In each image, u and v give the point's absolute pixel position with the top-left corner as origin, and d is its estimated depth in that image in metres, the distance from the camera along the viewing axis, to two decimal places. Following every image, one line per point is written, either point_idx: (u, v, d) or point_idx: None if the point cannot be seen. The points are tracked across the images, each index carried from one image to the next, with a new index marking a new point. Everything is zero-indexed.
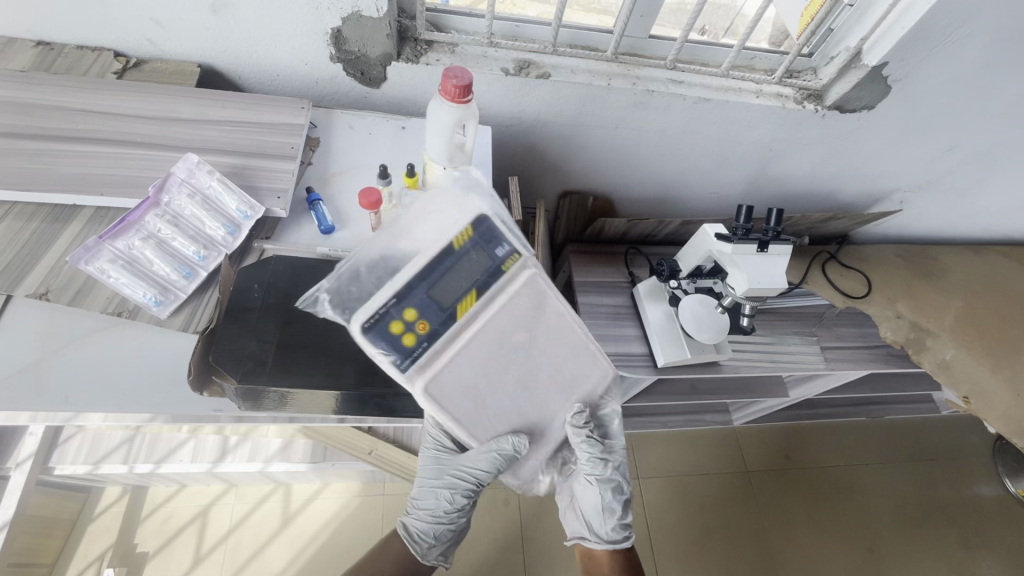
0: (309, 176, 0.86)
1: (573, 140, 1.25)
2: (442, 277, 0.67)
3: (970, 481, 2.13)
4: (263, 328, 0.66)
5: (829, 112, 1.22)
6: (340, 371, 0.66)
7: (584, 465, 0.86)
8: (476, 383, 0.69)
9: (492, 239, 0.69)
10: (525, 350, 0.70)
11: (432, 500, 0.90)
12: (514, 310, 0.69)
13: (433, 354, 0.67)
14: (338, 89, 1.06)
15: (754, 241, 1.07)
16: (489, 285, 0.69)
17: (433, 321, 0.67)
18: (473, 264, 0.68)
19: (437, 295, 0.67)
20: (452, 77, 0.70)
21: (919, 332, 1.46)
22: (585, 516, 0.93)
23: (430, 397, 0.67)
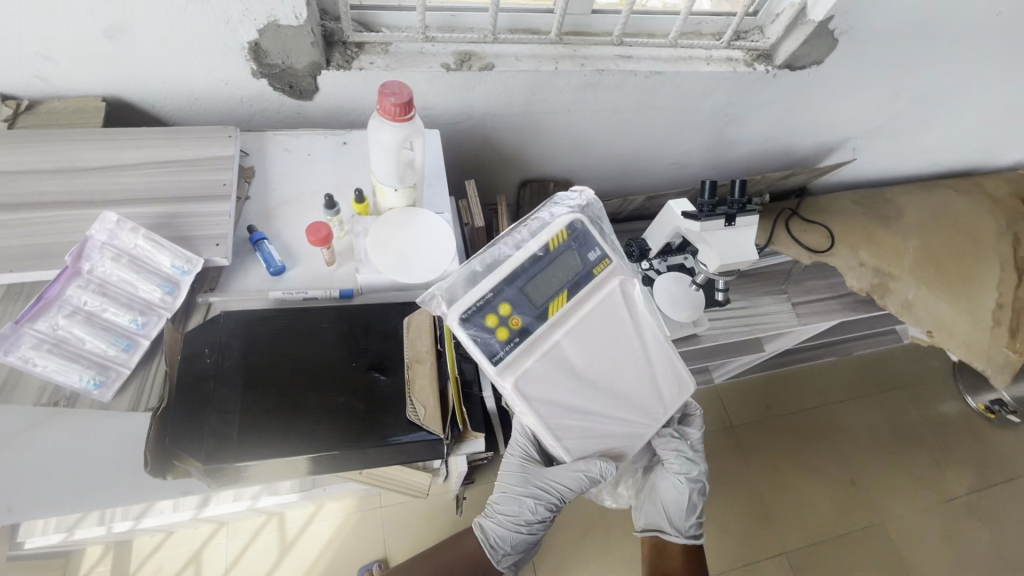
0: (249, 213, 0.79)
1: (526, 130, 1.19)
2: (537, 277, 0.71)
3: (936, 402, 2.26)
4: (223, 397, 0.61)
5: (780, 71, 1.20)
6: (314, 431, 0.61)
7: (672, 463, 0.97)
8: (566, 381, 0.72)
9: (585, 244, 0.74)
10: (614, 352, 0.74)
11: (510, 508, 0.91)
12: (607, 311, 0.73)
13: (524, 350, 0.70)
14: (267, 106, 0.97)
15: (721, 216, 1.06)
16: (580, 287, 0.73)
17: (524, 318, 0.70)
18: (567, 266, 0.73)
19: (532, 293, 0.71)
20: (390, 94, 0.63)
21: (882, 276, 1.50)
22: (669, 517, 0.99)
23: (517, 391, 0.70)
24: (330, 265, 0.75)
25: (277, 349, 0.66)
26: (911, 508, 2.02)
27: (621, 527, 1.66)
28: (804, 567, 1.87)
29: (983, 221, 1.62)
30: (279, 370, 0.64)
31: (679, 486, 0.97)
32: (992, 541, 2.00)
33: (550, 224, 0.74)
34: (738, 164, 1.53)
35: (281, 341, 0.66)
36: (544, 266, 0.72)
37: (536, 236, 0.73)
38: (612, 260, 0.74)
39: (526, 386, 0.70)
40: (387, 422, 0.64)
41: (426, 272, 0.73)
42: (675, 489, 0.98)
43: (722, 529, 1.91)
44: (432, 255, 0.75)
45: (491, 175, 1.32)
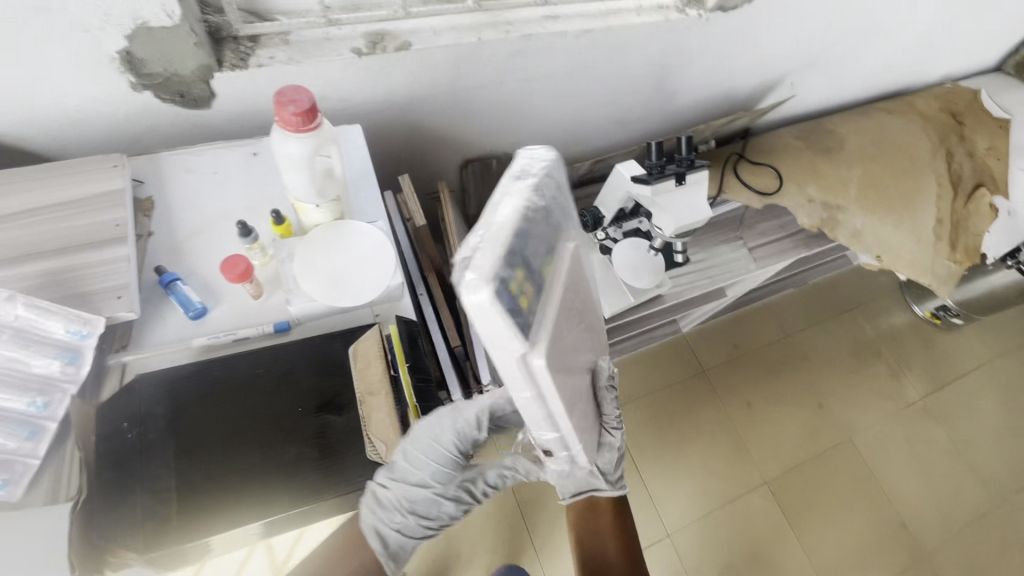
0: (154, 250, 0.69)
1: (458, 109, 1.11)
2: (544, 236, 0.57)
3: (887, 315, 2.37)
4: (152, 474, 0.59)
5: (713, 14, 1.14)
6: (262, 495, 0.59)
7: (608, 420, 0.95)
8: (567, 358, 0.61)
9: (556, 201, 0.62)
10: (579, 326, 0.68)
11: (415, 494, 0.74)
12: (577, 277, 0.68)
13: (549, 328, 0.53)
14: (157, 122, 0.85)
15: (672, 176, 1.01)
16: (565, 254, 0.63)
17: (545, 292, 0.55)
18: (556, 229, 0.61)
19: (538, 255, 0.54)
20: (288, 102, 0.54)
21: (832, 210, 1.52)
22: (598, 472, 0.99)
23: (554, 380, 0.53)
24: (258, 299, 0.68)
25: (208, 408, 0.62)
26: (875, 419, 2.14)
27: None
28: (784, 492, 1.97)
29: (918, 140, 1.64)
30: (214, 431, 0.61)
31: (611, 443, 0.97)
32: (947, 437, 2.16)
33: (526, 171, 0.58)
34: (681, 114, 1.48)
35: (211, 399, 0.62)
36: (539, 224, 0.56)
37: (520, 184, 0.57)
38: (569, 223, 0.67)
39: (560, 370, 0.55)
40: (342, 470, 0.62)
41: (365, 292, 0.67)
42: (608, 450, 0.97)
43: (706, 474, 1.95)
44: (369, 271, 0.68)
45: (427, 161, 1.23)
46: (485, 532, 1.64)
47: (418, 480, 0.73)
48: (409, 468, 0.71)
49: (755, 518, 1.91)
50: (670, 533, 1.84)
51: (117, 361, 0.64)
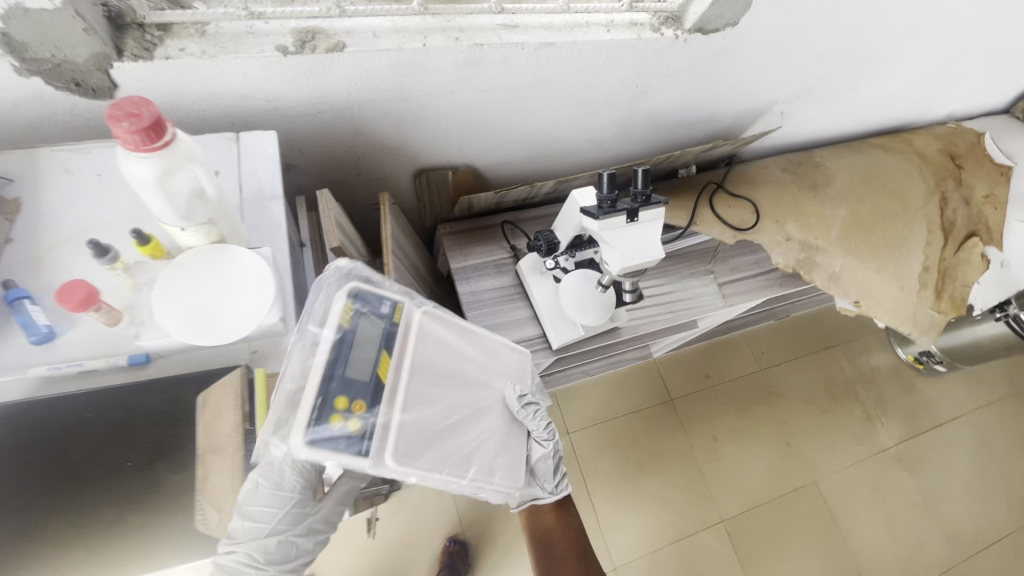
0: (10, 260, 0.63)
1: (407, 117, 1.03)
2: (352, 354, 0.69)
3: (868, 355, 2.28)
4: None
5: (691, 35, 1.05)
6: (61, 559, 0.58)
7: (540, 433, 0.91)
8: (431, 426, 0.72)
9: (372, 303, 0.73)
10: (449, 380, 0.78)
11: (269, 541, 0.67)
12: (425, 344, 0.76)
13: (384, 426, 0.67)
14: (54, 109, 0.77)
15: (622, 212, 0.93)
16: (393, 339, 0.73)
17: (368, 399, 0.67)
18: (371, 332, 0.72)
19: (356, 373, 0.68)
20: (123, 118, 0.48)
21: (808, 251, 1.42)
22: (536, 477, 0.97)
23: (402, 460, 0.67)
24: (114, 326, 0.61)
25: (51, 453, 0.61)
26: (843, 463, 2.07)
27: None
28: (739, 531, 1.91)
29: (910, 184, 1.55)
30: (26, 479, 0.60)
31: (544, 450, 0.94)
32: (916, 487, 2.09)
33: (327, 311, 0.71)
34: (659, 136, 1.40)
35: (27, 449, 0.61)
36: (350, 345, 0.69)
37: (322, 323, 0.70)
38: (402, 301, 0.76)
39: (406, 449, 0.67)
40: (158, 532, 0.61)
41: (231, 332, 0.60)
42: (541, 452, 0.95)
43: (660, 507, 1.89)
44: (240, 308, 0.61)
45: (375, 167, 1.15)
46: (423, 550, 1.59)
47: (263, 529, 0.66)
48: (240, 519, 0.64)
49: (705, 557, 1.85)
50: (617, 567, 1.78)
51: None
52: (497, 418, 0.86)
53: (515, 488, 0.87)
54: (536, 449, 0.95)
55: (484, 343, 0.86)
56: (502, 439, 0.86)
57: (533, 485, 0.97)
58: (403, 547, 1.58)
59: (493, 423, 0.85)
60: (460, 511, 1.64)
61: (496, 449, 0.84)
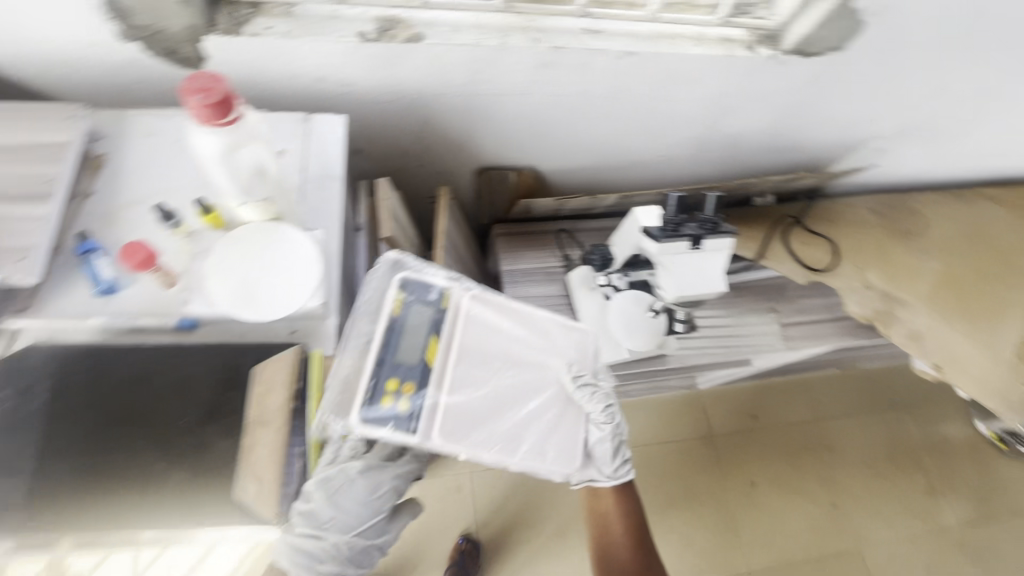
0: (87, 213, 0.67)
1: (475, 113, 1.01)
2: (402, 340, 0.74)
3: (940, 423, 2.03)
4: (16, 450, 0.61)
5: (788, 57, 0.98)
6: (104, 499, 0.61)
7: (595, 414, 0.81)
8: (479, 406, 0.75)
9: (421, 291, 0.77)
10: (497, 360, 0.78)
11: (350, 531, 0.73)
12: (472, 328, 0.78)
13: (431, 405, 0.72)
14: (148, 75, 0.81)
15: (685, 237, 0.88)
16: (441, 323, 0.76)
17: (416, 381, 0.72)
18: (421, 320, 0.76)
19: (406, 357, 0.73)
20: (196, 91, 0.49)
21: (889, 302, 1.31)
22: (591, 461, 0.85)
23: (447, 438, 0.71)
24: (168, 288, 0.63)
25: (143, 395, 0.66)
26: (899, 538, 1.85)
27: (574, 530, 1.61)
28: None
29: None
30: (90, 419, 0.64)
31: (602, 434, 0.82)
32: None
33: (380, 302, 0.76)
34: (737, 160, 1.31)
35: (93, 394, 0.65)
36: (400, 332, 0.74)
37: (376, 313, 0.75)
38: (449, 287, 0.78)
39: (450, 429, 0.72)
40: (191, 489, 0.63)
41: (274, 309, 0.61)
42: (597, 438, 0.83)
43: (687, 547, 1.77)
44: (287, 287, 0.62)
45: (439, 160, 1.14)
46: (436, 545, 1.58)
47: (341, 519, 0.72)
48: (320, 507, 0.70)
49: None
50: None
51: (7, 326, 0.63)
52: (551, 396, 0.81)
53: (572, 469, 0.80)
54: (593, 432, 0.83)
55: (537, 325, 0.83)
56: (556, 419, 0.80)
57: (588, 469, 0.85)
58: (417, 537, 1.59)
59: (546, 401, 0.80)
60: (476, 512, 1.62)
61: (550, 427, 0.80)
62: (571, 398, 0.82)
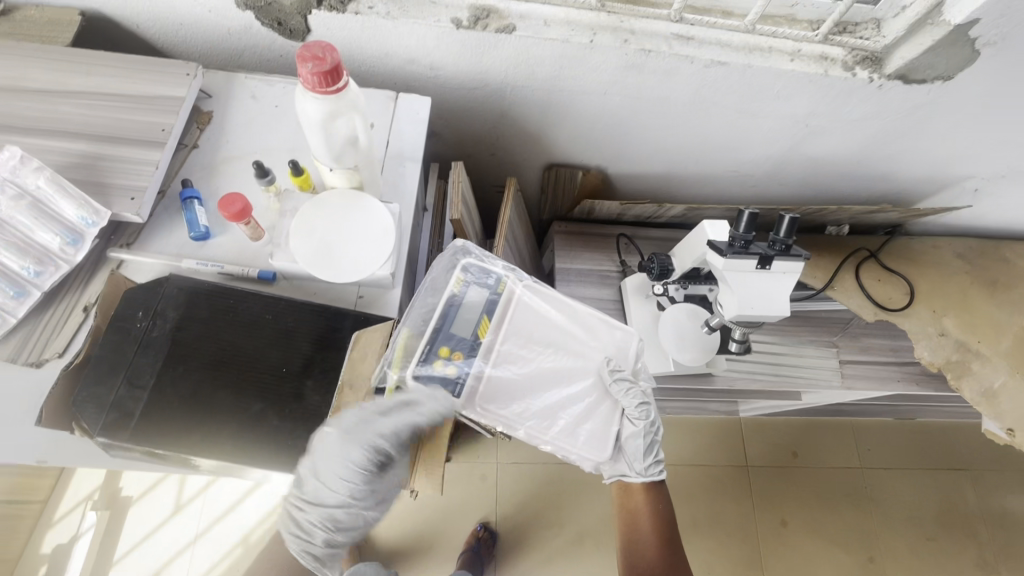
0: (190, 164, 0.72)
1: (553, 108, 1.02)
2: (458, 315, 0.76)
3: (1002, 492, 1.84)
4: (138, 370, 0.62)
5: (888, 82, 0.93)
6: (211, 434, 0.61)
7: (630, 407, 0.79)
8: (521, 386, 0.76)
9: (481, 273, 0.79)
10: (544, 346, 0.79)
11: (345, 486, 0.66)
12: (523, 313, 0.79)
13: (475, 376, 0.74)
14: (257, 42, 0.86)
15: (754, 255, 0.85)
16: (496, 306, 0.78)
17: (467, 352, 0.75)
18: (477, 299, 0.78)
19: (459, 331, 0.75)
20: (309, 60, 0.52)
21: (965, 353, 1.19)
22: (622, 453, 0.82)
23: (486, 408, 0.74)
24: (255, 241, 0.69)
25: (247, 344, 0.65)
26: None
27: (591, 538, 1.60)
28: None
29: None
30: (208, 352, 0.64)
31: (636, 429, 0.80)
32: None
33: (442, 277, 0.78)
34: (815, 184, 1.26)
35: (214, 328, 0.65)
36: (456, 308, 0.77)
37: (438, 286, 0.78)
38: (507, 273, 0.80)
39: (492, 400, 0.74)
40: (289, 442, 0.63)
41: (347, 272, 0.64)
42: (631, 432, 0.81)
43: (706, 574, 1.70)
44: (362, 253, 0.64)
45: (510, 151, 1.16)
46: (453, 527, 1.61)
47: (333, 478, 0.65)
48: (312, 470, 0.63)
49: None
50: None
51: (122, 253, 0.67)
52: (589, 386, 0.81)
53: (601, 457, 0.80)
54: (627, 426, 0.82)
55: (585, 319, 0.83)
56: (590, 406, 0.81)
57: (620, 462, 0.83)
58: (436, 517, 1.62)
59: (584, 389, 0.81)
60: (497, 503, 1.63)
61: (585, 416, 0.80)
62: (608, 389, 0.81)
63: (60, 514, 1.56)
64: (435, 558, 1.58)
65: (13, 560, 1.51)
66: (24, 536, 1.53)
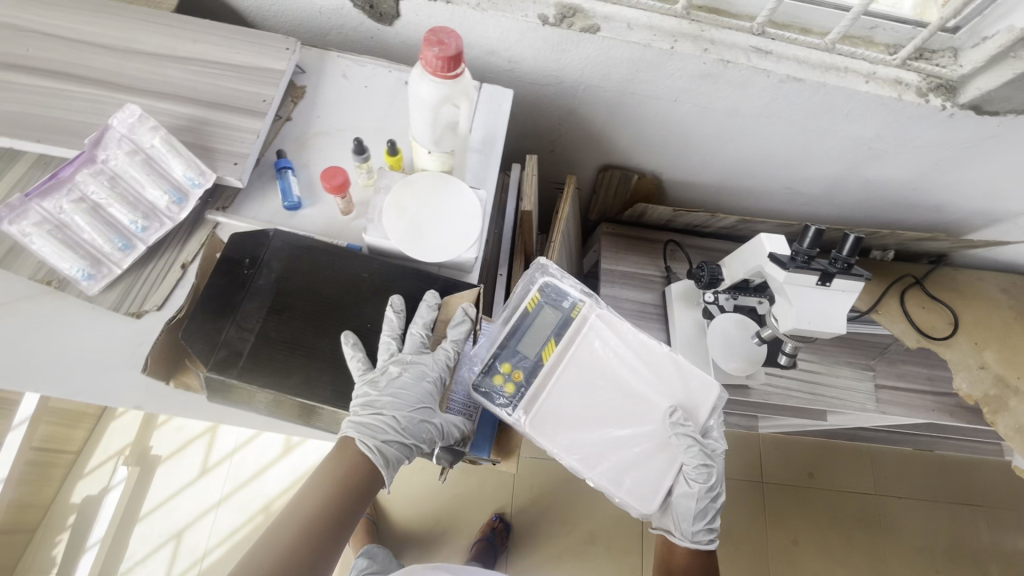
0: (284, 136, 0.76)
1: (620, 110, 1.03)
2: (525, 334, 0.85)
3: (1016, 532, 1.82)
4: (246, 314, 0.64)
5: (961, 112, 0.93)
6: (315, 380, 0.64)
7: (690, 469, 0.80)
8: (575, 413, 0.81)
9: (557, 297, 0.87)
10: (608, 377, 0.83)
11: (405, 395, 0.67)
12: (592, 340, 0.84)
13: (531, 396, 0.81)
14: (344, 23, 0.88)
15: (816, 271, 0.86)
16: (564, 331, 0.85)
17: (527, 370, 0.83)
18: (550, 319, 0.86)
19: (525, 348, 0.84)
20: (434, 44, 0.55)
21: (1004, 389, 1.15)
22: (673, 512, 0.84)
23: (536, 425, 0.80)
24: (345, 215, 0.72)
25: (342, 301, 0.68)
26: None
27: (604, 539, 1.61)
28: None
29: None
30: (310, 302, 0.66)
31: (688, 490, 0.82)
32: None
33: (521, 292, 0.88)
34: (866, 207, 1.26)
35: (315, 279, 0.67)
36: (529, 324, 0.86)
37: (516, 301, 0.87)
38: (583, 302, 0.86)
39: (543, 420, 0.80)
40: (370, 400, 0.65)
41: (433, 251, 0.66)
42: (686, 493, 0.82)
43: None
44: (450, 236, 0.67)
45: (569, 150, 1.18)
46: (470, 517, 1.63)
47: (394, 387, 0.66)
48: (378, 383, 0.65)
49: None
50: None
51: (217, 214, 0.70)
52: (648, 431, 0.82)
53: (647, 510, 0.81)
54: (681, 484, 0.83)
55: (655, 358, 0.84)
56: (647, 454, 0.81)
57: (668, 517, 0.86)
58: (454, 503, 1.65)
59: (643, 434, 0.82)
60: (514, 495, 1.66)
61: (637, 460, 0.81)
62: (670, 442, 0.82)
63: (92, 464, 1.60)
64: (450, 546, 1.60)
65: (43, 506, 1.55)
66: (57, 484, 1.57)
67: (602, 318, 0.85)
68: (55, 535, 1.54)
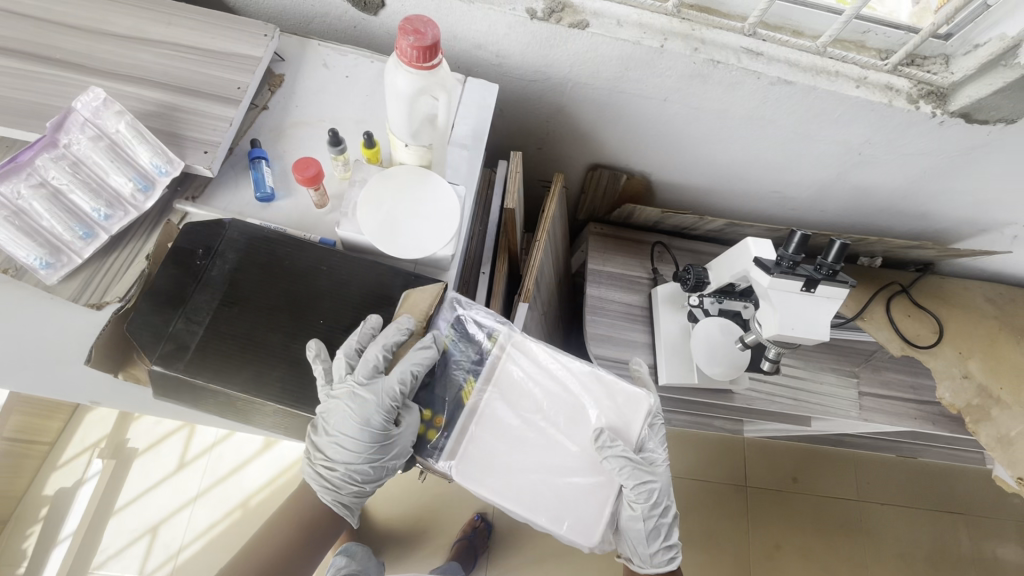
0: (260, 125, 0.74)
1: (609, 107, 1.01)
2: (443, 375, 0.77)
3: (995, 541, 1.83)
4: (196, 307, 0.63)
5: (951, 119, 0.92)
6: (266, 375, 0.62)
7: (630, 492, 0.77)
8: (502, 449, 0.73)
9: (468, 332, 0.77)
10: (529, 405, 0.75)
11: (348, 437, 0.66)
12: (511, 368, 0.76)
13: (455, 439, 0.73)
14: (327, 11, 0.86)
15: (801, 277, 0.85)
16: (481, 366, 0.76)
17: (447, 415, 0.75)
18: (464, 356, 0.77)
19: (443, 393, 0.77)
20: (410, 33, 0.54)
21: (986, 398, 1.15)
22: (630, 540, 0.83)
23: (463, 471, 0.71)
24: (319, 208, 0.71)
25: (297, 296, 0.66)
26: None
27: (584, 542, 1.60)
28: None
29: None
30: (265, 296, 0.65)
31: (635, 513, 0.80)
32: None
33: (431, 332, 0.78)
34: (854, 213, 1.26)
35: (271, 271, 0.66)
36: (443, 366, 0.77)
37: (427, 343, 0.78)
38: (497, 331, 0.77)
39: (468, 465, 0.72)
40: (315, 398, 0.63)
41: (407, 248, 0.65)
42: (632, 516, 0.81)
43: None
44: (425, 232, 0.65)
45: (557, 147, 1.16)
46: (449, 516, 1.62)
47: (340, 425, 0.65)
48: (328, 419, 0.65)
49: None
50: None
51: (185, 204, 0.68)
52: (579, 455, 0.75)
53: (590, 542, 0.73)
54: (627, 508, 0.80)
55: (577, 378, 0.76)
56: (581, 480, 0.75)
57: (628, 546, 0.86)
58: (434, 502, 1.63)
59: (574, 460, 0.74)
60: None
61: (573, 490, 0.74)
62: (602, 464, 0.75)
63: (68, 456, 1.57)
64: (428, 546, 1.59)
65: (15, 497, 1.52)
66: (29, 476, 1.54)
67: (519, 342, 0.76)
68: (26, 527, 1.51)
